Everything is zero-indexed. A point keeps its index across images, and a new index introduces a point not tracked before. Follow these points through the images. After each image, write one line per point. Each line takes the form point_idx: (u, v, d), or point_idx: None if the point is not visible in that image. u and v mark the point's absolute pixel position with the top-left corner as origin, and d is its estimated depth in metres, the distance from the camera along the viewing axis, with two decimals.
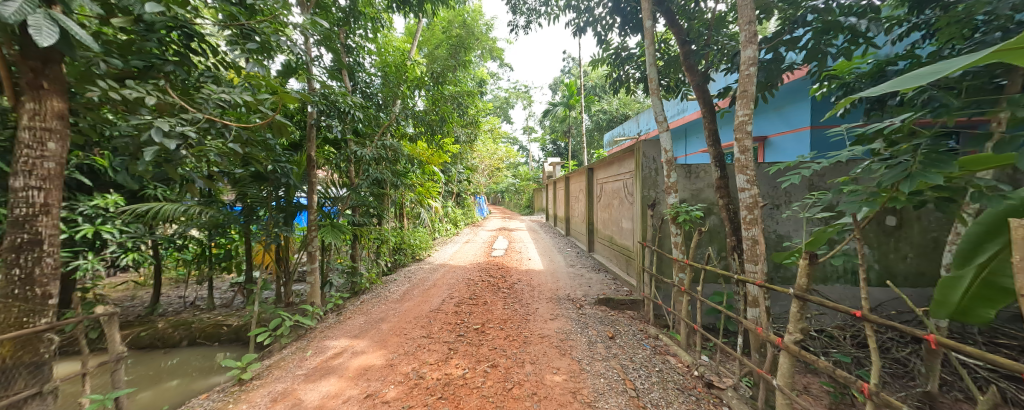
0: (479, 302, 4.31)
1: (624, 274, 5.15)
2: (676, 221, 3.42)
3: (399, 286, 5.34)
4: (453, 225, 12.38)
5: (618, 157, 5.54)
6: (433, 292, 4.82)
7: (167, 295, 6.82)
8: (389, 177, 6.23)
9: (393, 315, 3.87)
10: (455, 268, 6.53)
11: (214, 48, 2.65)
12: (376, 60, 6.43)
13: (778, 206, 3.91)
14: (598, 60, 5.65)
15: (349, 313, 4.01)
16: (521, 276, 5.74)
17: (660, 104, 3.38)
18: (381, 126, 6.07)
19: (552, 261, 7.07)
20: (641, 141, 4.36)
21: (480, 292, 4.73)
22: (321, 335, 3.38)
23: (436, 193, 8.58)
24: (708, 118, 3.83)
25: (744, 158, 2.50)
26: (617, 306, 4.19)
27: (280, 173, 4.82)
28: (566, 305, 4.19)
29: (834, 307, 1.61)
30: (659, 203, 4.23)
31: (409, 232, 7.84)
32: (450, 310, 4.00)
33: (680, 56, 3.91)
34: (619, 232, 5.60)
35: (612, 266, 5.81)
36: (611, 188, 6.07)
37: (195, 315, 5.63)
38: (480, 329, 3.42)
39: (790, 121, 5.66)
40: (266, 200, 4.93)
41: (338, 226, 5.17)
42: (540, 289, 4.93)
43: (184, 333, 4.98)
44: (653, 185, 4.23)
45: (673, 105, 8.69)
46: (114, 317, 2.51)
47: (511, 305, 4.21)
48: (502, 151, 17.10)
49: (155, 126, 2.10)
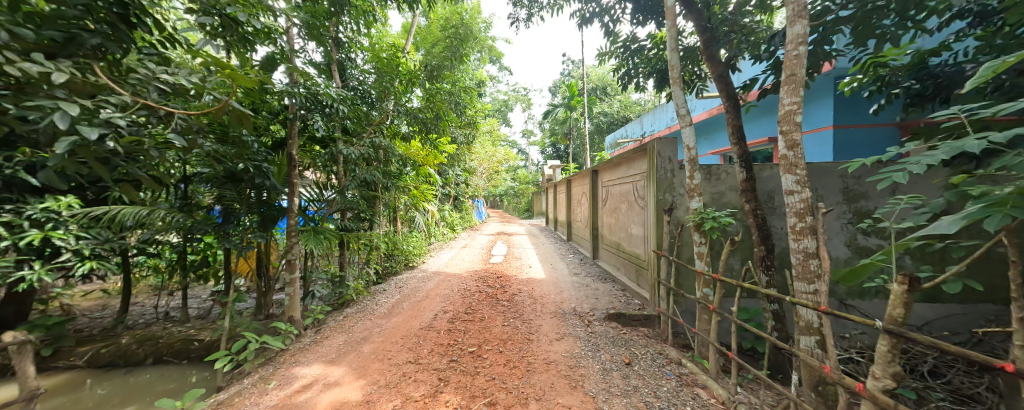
0: (475, 318, 3.86)
1: (634, 286, 4.73)
2: (701, 229, 3.00)
3: (388, 297, 4.88)
4: (450, 229, 11.92)
5: (628, 158, 5.12)
6: (425, 305, 4.37)
7: (140, 304, 6.38)
8: (380, 179, 5.80)
9: (378, 334, 3.41)
10: (451, 277, 6.07)
11: (159, 19, 2.16)
12: (368, 55, 6.04)
13: None
14: (605, 54, 5.25)
15: (328, 331, 3.56)
16: (522, 286, 5.30)
17: (682, 95, 2.97)
18: (373, 125, 5.64)
19: (554, 269, 6.62)
20: (655, 139, 3.95)
21: (476, 305, 4.30)
22: (292, 360, 2.93)
23: (432, 196, 8.14)
24: (732, 113, 3.43)
25: (793, 155, 2.09)
26: (630, 323, 3.77)
27: (256, 174, 4.36)
28: (573, 322, 3.76)
29: (962, 353, 1.17)
30: (676, 208, 3.82)
31: (402, 238, 7.40)
32: (443, 328, 3.55)
33: (700, 44, 3.48)
34: (628, 239, 5.17)
35: (620, 276, 5.38)
36: (619, 191, 5.64)
37: (167, 329, 5.17)
38: (476, 353, 2.97)
39: (812, 120, 5.28)
40: (243, 203, 4.48)
41: (321, 231, 4.71)
42: (543, 301, 4.50)
43: (150, 349, 4.51)
44: (669, 188, 3.83)
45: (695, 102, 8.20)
46: (27, 346, 2.08)
47: (511, 320, 3.79)
48: (501, 153, 16.68)
49: (63, 109, 1.64)
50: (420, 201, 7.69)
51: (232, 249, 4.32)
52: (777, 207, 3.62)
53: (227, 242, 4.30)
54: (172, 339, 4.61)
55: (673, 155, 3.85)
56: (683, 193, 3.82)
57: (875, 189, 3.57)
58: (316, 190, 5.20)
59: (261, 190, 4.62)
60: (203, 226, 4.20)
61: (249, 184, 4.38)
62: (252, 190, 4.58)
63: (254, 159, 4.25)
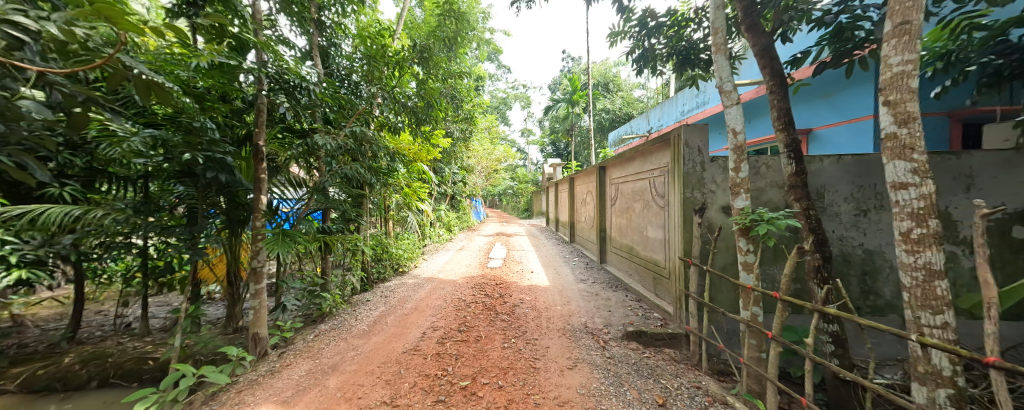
0: (469, 337, 3.28)
1: (651, 296, 4.17)
2: (748, 234, 2.44)
3: (372, 308, 4.29)
4: (446, 230, 11.29)
5: (645, 151, 4.53)
6: (412, 319, 3.79)
7: (100, 314, 5.74)
8: (367, 175, 5.20)
9: (350, 361, 2.84)
10: (443, 285, 5.43)
11: None
12: (354, 38, 5.47)
13: (866, 211, 3.10)
14: (618, 34, 4.69)
15: (290, 356, 2.96)
16: (523, 295, 4.73)
17: (726, 67, 2.39)
18: (357, 115, 5.03)
19: (558, 275, 6.01)
20: (680, 126, 3.38)
21: (471, 320, 3.71)
22: (234, 401, 2.38)
23: (425, 195, 7.28)
24: (778, 94, 2.87)
25: (907, 133, 1.71)
26: (651, 343, 3.20)
27: (210, 167, 3.68)
28: (587, 344, 3.18)
29: None
30: (707, 208, 3.25)
31: (392, 240, 6.79)
32: (430, 352, 2.97)
33: (737, 12, 2.90)
34: (643, 242, 4.60)
35: (634, 284, 4.80)
36: (632, 189, 5.07)
37: (121, 344, 4.54)
38: (470, 389, 2.41)
39: (850, 110, 4.91)
40: (203, 204, 3.90)
41: (293, 235, 3.98)
42: (548, 314, 3.92)
43: (95, 370, 3.69)
44: (697, 184, 3.26)
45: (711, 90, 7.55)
46: None
47: (511, 340, 3.21)
48: (501, 150, 16.00)
49: None
50: (413, 201, 7.05)
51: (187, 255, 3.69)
52: (827, 207, 3.11)
53: (182, 246, 3.69)
54: (124, 356, 3.85)
55: (703, 145, 3.27)
56: (716, 189, 3.24)
57: (947, 185, 3.02)
58: (292, 189, 4.70)
59: (225, 187, 3.99)
60: (155, 229, 3.57)
61: (204, 181, 3.72)
62: (216, 191, 3.98)
63: (207, 149, 3.61)
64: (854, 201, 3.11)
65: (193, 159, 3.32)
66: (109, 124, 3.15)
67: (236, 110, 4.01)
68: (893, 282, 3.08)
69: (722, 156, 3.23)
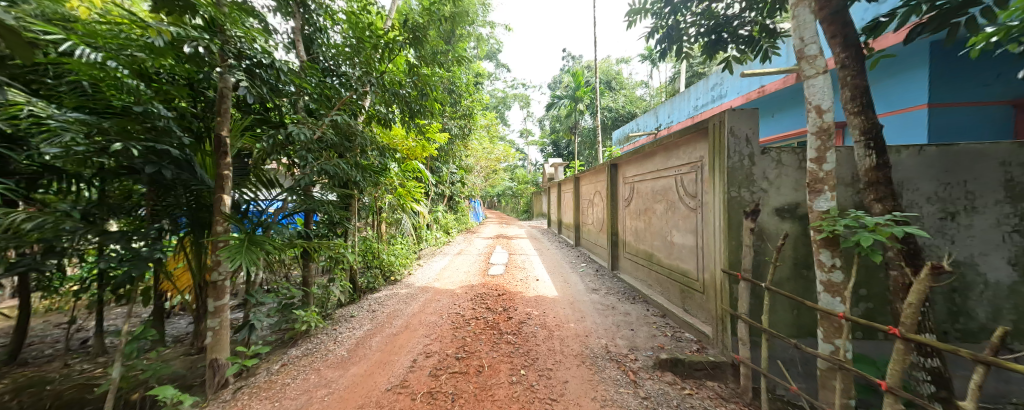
0: (469, 367, 2.71)
1: (681, 313, 3.58)
2: (833, 244, 1.88)
3: (357, 325, 3.73)
4: (443, 233, 10.72)
5: (670, 145, 3.95)
6: (402, 341, 3.21)
7: (52, 330, 5.09)
8: (356, 172, 4.63)
9: (317, 405, 2.26)
10: (441, 296, 4.86)
11: None
12: (340, 19, 4.90)
13: (954, 214, 2.56)
14: (638, 12, 4.13)
15: (243, 397, 2.38)
16: (530, 310, 4.14)
17: (807, 25, 1.84)
18: (341, 105, 4.44)
19: (567, 285, 5.40)
20: (724, 112, 2.81)
21: (472, 343, 3.14)
22: None
23: (421, 195, 6.76)
24: (855, 69, 2.32)
25: None
26: (690, 374, 2.62)
27: (148, 163, 2.88)
28: (613, 377, 2.61)
29: None
30: (758, 209, 2.68)
31: (384, 245, 6.22)
32: (421, 391, 2.40)
33: None
34: (669, 248, 4.02)
35: (655, 296, 4.22)
36: (652, 188, 4.49)
37: (66, 368, 3.93)
38: None
39: (895, 100, 4.41)
40: (161, 212, 3.27)
41: (260, 242, 3.28)
42: (561, 334, 3.36)
43: (28, 401, 2.98)
44: (745, 181, 2.69)
45: (735, 79, 6.83)
46: None
47: (520, 372, 2.64)
48: (501, 150, 15.44)
49: None
50: (407, 202, 6.45)
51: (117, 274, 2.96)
52: (907, 208, 2.57)
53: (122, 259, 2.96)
54: (69, 383, 3.22)
55: (752, 134, 2.71)
56: (769, 187, 2.68)
57: None
58: (265, 189, 3.95)
59: (186, 188, 3.29)
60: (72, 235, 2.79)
61: (144, 180, 2.93)
62: (181, 196, 3.35)
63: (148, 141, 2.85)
64: (939, 201, 2.57)
65: (117, 148, 2.53)
66: (25, 106, 2.57)
67: (206, 102, 3.38)
68: (988, 301, 2.54)
69: (776, 147, 2.67)
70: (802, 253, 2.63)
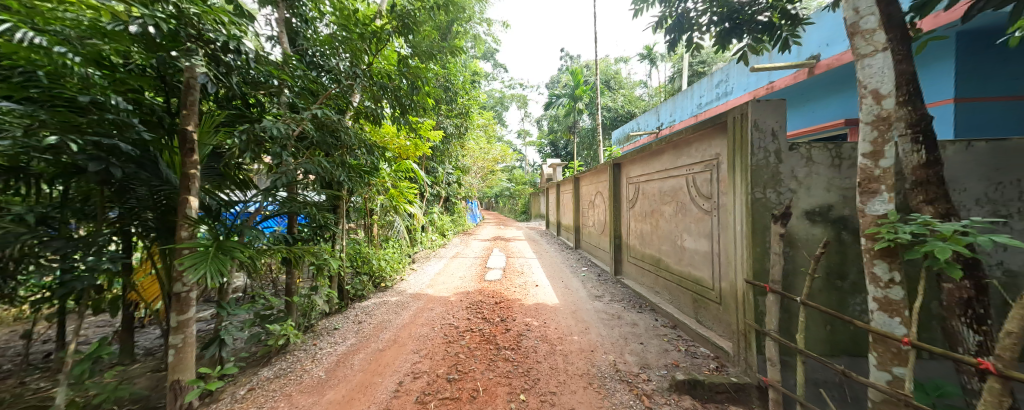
0: (463, 393, 2.38)
1: (695, 325, 3.27)
2: (892, 255, 1.59)
3: (341, 339, 3.40)
4: (439, 235, 10.38)
5: (681, 142, 3.66)
6: (388, 359, 2.89)
7: (13, 342, 4.70)
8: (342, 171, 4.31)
9: None
10: (433, 304, 4.55)
11: None
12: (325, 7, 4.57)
13: (1007, 217, 2.28)
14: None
15: None
16: (529, 320, 3.82)
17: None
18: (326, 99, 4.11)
19: (569, 291, 5.10)
20: (748, 103, 2.50)
21: (466, 361, 2.82)
22: None
23: (414, 196, 6.43)
24: (901, 53, 2.02)
25: None
26: (711, 398, 2.32)
27: (93, 159, 2.40)
28: (625, 403, 2.30)
29: None
30: (787, 213, 2.39)
31: (375, 249, 5.89)
32: None
33: None
34: (679, 253, 3.71)
35: (664, 305, 3.93)
36: (660, 188, 4.19)
37: (20, 386, 3.56)
38: None
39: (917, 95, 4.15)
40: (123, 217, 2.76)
41: (229, 250, 2.90)
42: (564, 350, 3.05)
43: None
44: (772, 181, 2.40)
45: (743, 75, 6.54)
46: None
47: (520, 398, 2.33)
48: (498, 150, 15.11)
49: None
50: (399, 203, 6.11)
51: (59, 289, 2.52)
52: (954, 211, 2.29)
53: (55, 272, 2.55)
54: (20, 403, 2.87)
55: (779, 127, 2.41)
56: (798, 187, 2.39)
57: None
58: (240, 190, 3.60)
59: (150, 187, 2.73)
60: (8, 239, 2.35)
61: (93, 180, 2.49)
62: (151, 194, 2.78)
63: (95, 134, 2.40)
64: (990, 204, 2.29)
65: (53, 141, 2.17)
66: None
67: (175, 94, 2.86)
68: None
69: (807, 143, 2.37)
70: (836, 261, 2.35)
